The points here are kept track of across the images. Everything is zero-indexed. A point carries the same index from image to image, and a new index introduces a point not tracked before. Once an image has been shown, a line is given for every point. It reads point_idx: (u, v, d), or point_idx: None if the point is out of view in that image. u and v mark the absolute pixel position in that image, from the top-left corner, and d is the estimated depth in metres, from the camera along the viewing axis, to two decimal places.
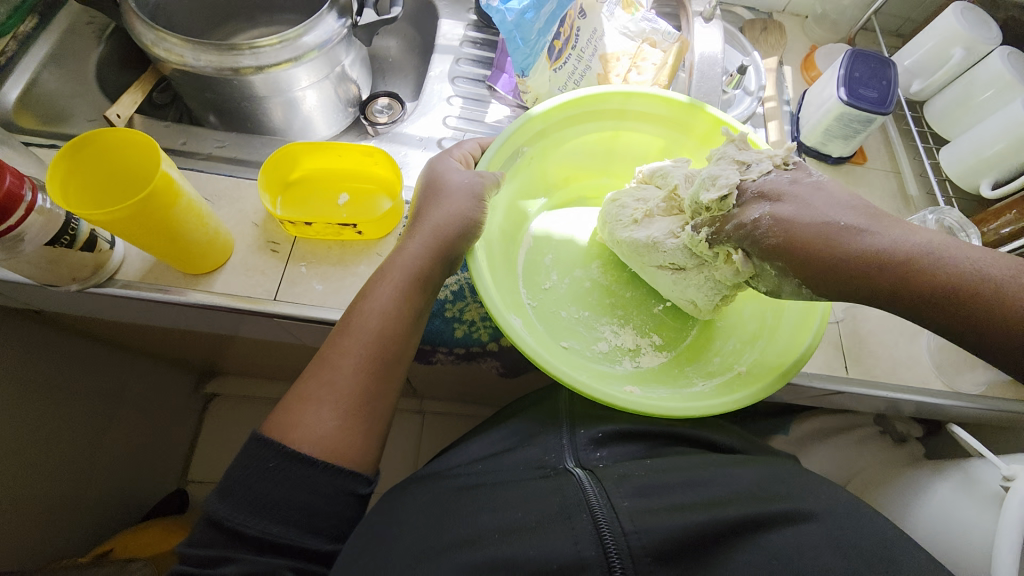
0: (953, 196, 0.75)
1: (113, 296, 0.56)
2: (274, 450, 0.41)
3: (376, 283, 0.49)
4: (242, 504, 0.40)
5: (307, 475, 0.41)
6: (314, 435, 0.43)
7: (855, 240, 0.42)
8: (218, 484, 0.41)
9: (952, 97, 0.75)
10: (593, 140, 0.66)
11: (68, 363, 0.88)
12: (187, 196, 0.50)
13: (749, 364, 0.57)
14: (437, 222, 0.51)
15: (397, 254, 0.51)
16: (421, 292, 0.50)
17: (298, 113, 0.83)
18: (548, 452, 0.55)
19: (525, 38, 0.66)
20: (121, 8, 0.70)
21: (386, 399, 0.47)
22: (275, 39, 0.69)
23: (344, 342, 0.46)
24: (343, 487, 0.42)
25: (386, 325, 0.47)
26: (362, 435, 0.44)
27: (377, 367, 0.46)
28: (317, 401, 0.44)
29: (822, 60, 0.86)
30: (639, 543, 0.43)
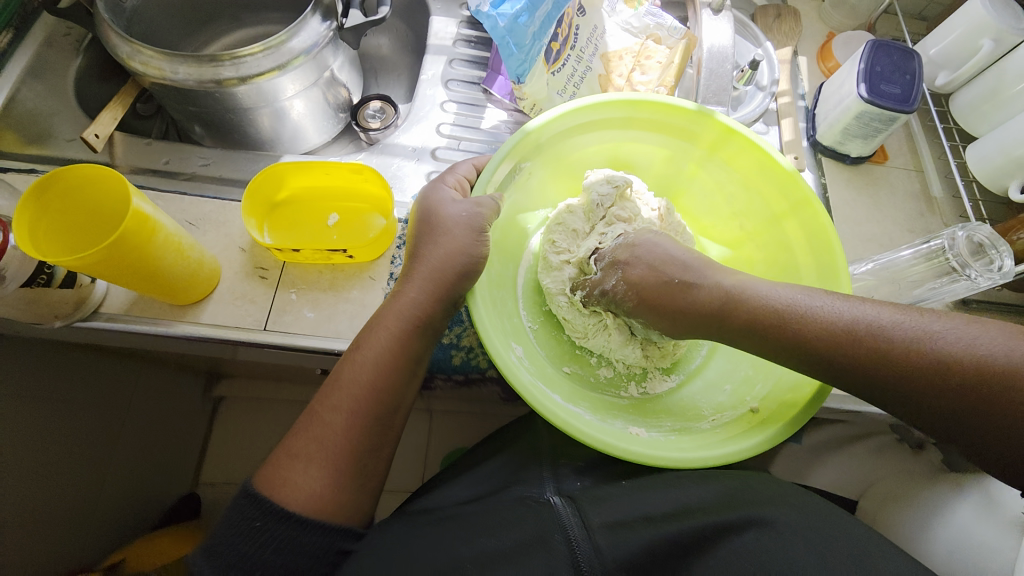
0: (980, 199, 0.70)
1: (99, 330, 0.55)
2: (263, 509, 0.40)
3: (371, 329, 0.47)
4: (227, 567, 0.39)
5: (294, 535, 0.40)
6: (304, 494, 0.41)
7: (689, 292, 0.47)
8: (203, 544, 0.40)
9: (979, 91, 0.69)
10: (596, 153, 0.63)
11: (69, 381, 0.88)
12: (163, 231, 0.47)
13: (762, 398, 0.52)
14: (435, 264, 0.48)
15: (394, 298, 0.48)
16: (416, 339, 0.47)
17: (287, 123, 0.79)
18: (529, 486, 0.53)
19: (519, 43, 0.60)
20: (95, 19, 0.66)
21: (380, 453, 0.45)
22: (257, 47, 0.66)
23: (335, 397, 0.44)
24: (332, 546, 0.41)
25: (379, 377, 0.45)
26: (354, 491, 0.43)
27: (370, 421, 0.44)
28: (307, 458, 0.42)
29: (840, 50, 0.80)
30: (611, 555, 0.44)
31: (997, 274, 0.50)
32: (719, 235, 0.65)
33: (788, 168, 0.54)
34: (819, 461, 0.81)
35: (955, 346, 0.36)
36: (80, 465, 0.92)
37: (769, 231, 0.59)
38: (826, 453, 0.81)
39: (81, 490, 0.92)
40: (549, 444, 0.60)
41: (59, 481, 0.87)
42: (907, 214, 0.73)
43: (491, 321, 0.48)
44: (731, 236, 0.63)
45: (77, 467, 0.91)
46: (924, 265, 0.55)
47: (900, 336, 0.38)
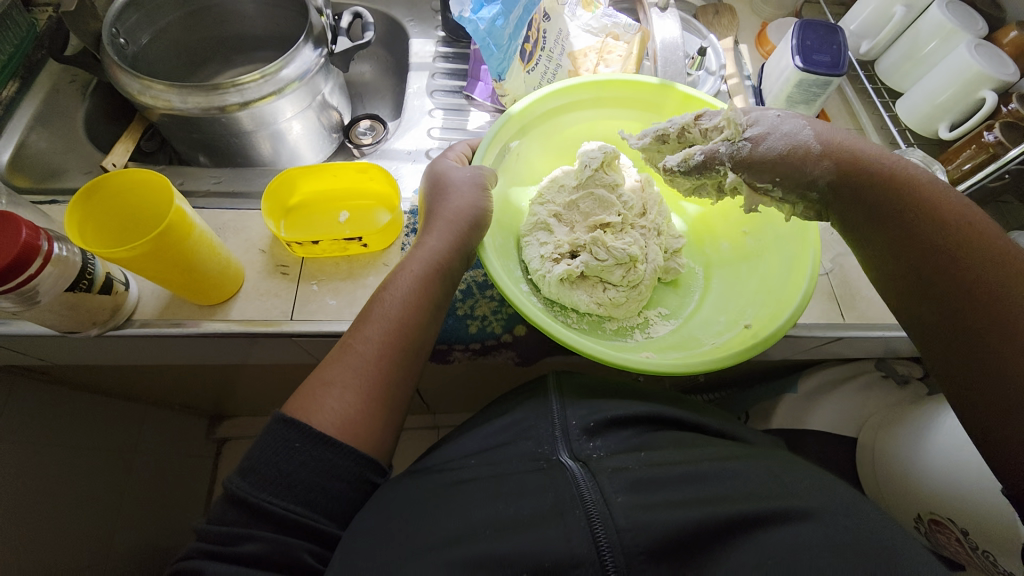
0: (915, 143, 0.79)
1: (133, 336, 0.58)
2: (300, 432, 0.44)
3: (397, 274, 0.52)
4: (264, 482, 0.42)
5: (329, 458, 0.44)
6: (336, 419, 0.45)
7: (895, 161, 0.50)
8: (240, 463, 0.43)
9: (900, 53, 0.80)
10: (576, 132, 0.70)
11: (79, 421, 0.88)
12: (198, 229, 0.51)
13: (754, 317, 0.58)
14: (449, 215, 0.54)
15: (417, 248, 0.53)
16: (438, 284, 0.52)
17: (286, 144, 0.85)
18: (541, 445, 0.56)
19: (498, 44, 0.68)
20: (104, 63, 0.72)
21: (403, 389, 0.49)
22: (256, 74, 0.72)
23: (367, 328, 0.49)
24: (362, 475, 0.45)
25: (406, 314, 0.50)
26: (381, 424, 0.47)
27: (397, 355, 0.49)
28: (340, 388, 0.46)
29: (774, 34, 0.91)
30: (632, 537, 0.44)
31: None
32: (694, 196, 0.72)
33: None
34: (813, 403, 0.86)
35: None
36: (95, 505, 0.91)
37: None
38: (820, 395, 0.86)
39: (94, 534, 0.90)
40: (558, 393, 0.63)
41: (75, 522, 0.86)
42: None
43: (501, 267, 0.54)
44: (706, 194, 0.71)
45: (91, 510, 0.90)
46: None
47: (1022, 269, 0.42)
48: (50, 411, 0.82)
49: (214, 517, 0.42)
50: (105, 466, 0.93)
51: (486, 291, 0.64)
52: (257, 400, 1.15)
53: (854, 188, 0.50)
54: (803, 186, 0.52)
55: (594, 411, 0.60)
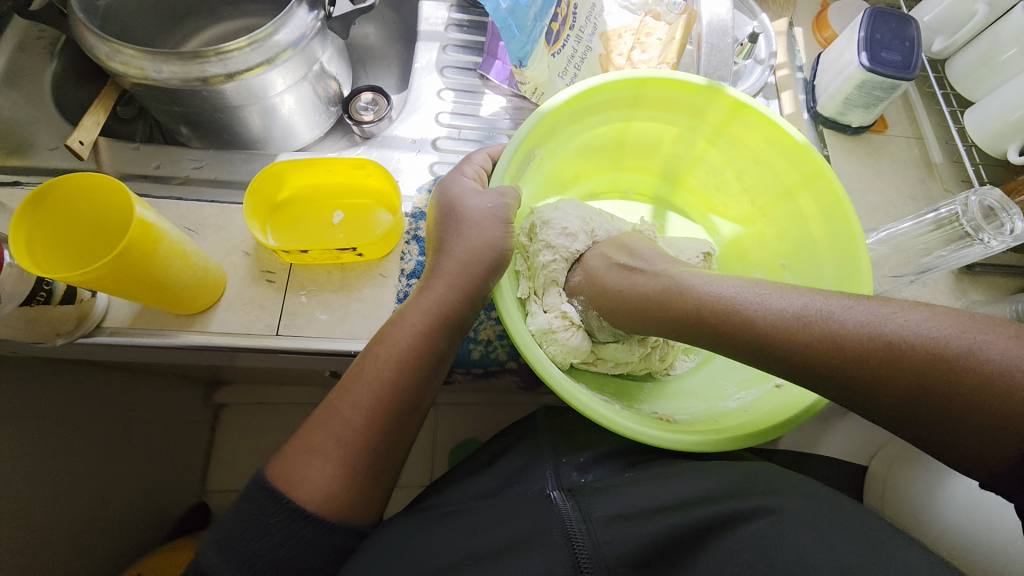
0: (980, 162, 0.71)
1: (104, 345, 0.53)
2: (278, 505, 0.40)
3: (396, 324, 0.46)
4: (237, 562, 0.38)
5: (308, 536, 0.40)
6: (317, 492, 0.41)
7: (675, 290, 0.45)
8: (213, 535, 0.40)
9: (976, 55, 0.69)
10: (605, 133, 0.62)
11: (66, 401, 0.84)
12: (167, 240, 0.45)
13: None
14: (462, 257, 0.48)
15: (421, 293, 0.48)
16: (445, 334, 0.47)
17: (277, 119, 0.76)
18: (532, 484, 0.54)
19: (521, 25, 0.58)
20: (70, 19, 0.63)
21: (396, 454, 0.45)
22: (243, 41, 0.63)
23: (355, 390, 0.44)
24: (342, 547, 0.42)
25: (402, 375, 0.44)
26: (366, 494, 0.43)
27: (390, 420, 0.44)
28: (324, 456, 0.42)
29: (837, 19, 0.79)
30: (613, 550, 0.44)
31: (1008, 237, 0.51)
32: (731, 213, 0.65)
33: (802, 141, 0.54)
34: (826, 430, 0.82)
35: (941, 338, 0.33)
36: (88, 482, 0.89)
37: (783, 204, 0.59)
38: (834, 421, 0.82)
39: (88, 510, 0.90)
40: (549, 431, 0.61)
41: (70, 499, 0.85)
42: (909, 181, 0.73)
43: (519, 319, 0.47)
44: (744, 213, 0.64)
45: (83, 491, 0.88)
46: (935, 232, 0.55)
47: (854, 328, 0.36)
48: (33, 393, 0.78)
49: None
50: (96, 443, 0.91)
51: (492, 312, 0.58)
52: (250, 377, 1.11)
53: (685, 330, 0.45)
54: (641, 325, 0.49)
55: (588, 447, 0.58)
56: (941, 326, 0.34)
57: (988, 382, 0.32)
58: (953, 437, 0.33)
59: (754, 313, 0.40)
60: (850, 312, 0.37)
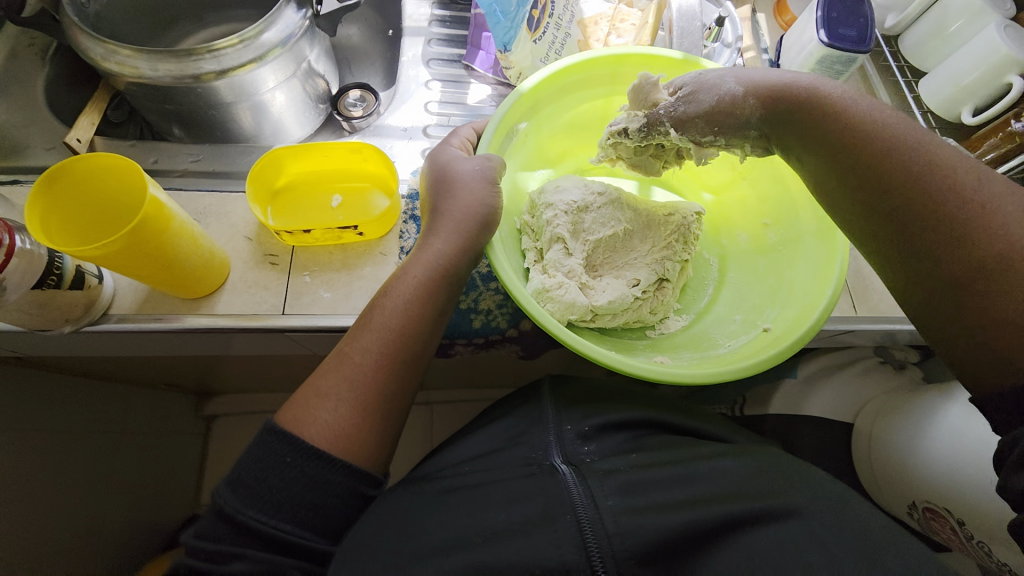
0: (937, 127, 0.76)
1: (110, 332, 0.53)
2: (292, 445, 0.41)
3: (400, 277, 0.48)
4: (254, 498, 0.40)
5: (324, 477, 0.41)
6: (330, 430, 0.43)
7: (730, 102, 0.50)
8: (228, 477, 0.42)
9: (926, 29, 0.75)
10: (588, 109, 0.66)
11: (60, 408, 0.83)
12: (178, 219, 0.47)
13: (773, 319, 0.57)
14: (456, 214, 0.50)
15: (421, 250, 0.50)
16: (445, 287, 0.49)
17: (269, 116, 0.78)
18: (534, 450, 0.55)
19: (505, 11, 0.63)
20: (63, 23, 0.64)
21: (402, 399, 0.46)
22: (234, 38, 0.65)
23: (364, 337, 0.46)
24: (356, 491, 0.43)
25: (406, 322, 0.47)
26: (376, 437, 0.44)
27: (398, 363, 0.46)
28: (335, 400, 0.44)
29: (795, 3, 0.85)
30: (622, 543, 0.43)
31: None
32: (713, 182, 0.70)
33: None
34: (812, 390, 0.86)
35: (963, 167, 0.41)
36: (82, 492, 0.87)
37: (760, 166, 0.64)
38: (818, 382, 0.86)
39: (83, 520, 0.87)
40: (553, 402, 0.61)
41: (64, 509, 0.83)
42: None
43: (507, 267, 0.51)
44: (726, 181, 0.69)
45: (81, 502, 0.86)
46: None
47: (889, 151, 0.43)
48: (33, 400, 0.77)
49: (202, 530, 0.40)
50: (90, 453, 0.89)
51: (490, 283, 0.60)
52: (243, 381, 1.10)
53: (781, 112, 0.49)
54: (739, 128, 0.51)
55: (589, 416, 0.58)
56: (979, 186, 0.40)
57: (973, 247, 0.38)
58: (994, 304, 0.37)
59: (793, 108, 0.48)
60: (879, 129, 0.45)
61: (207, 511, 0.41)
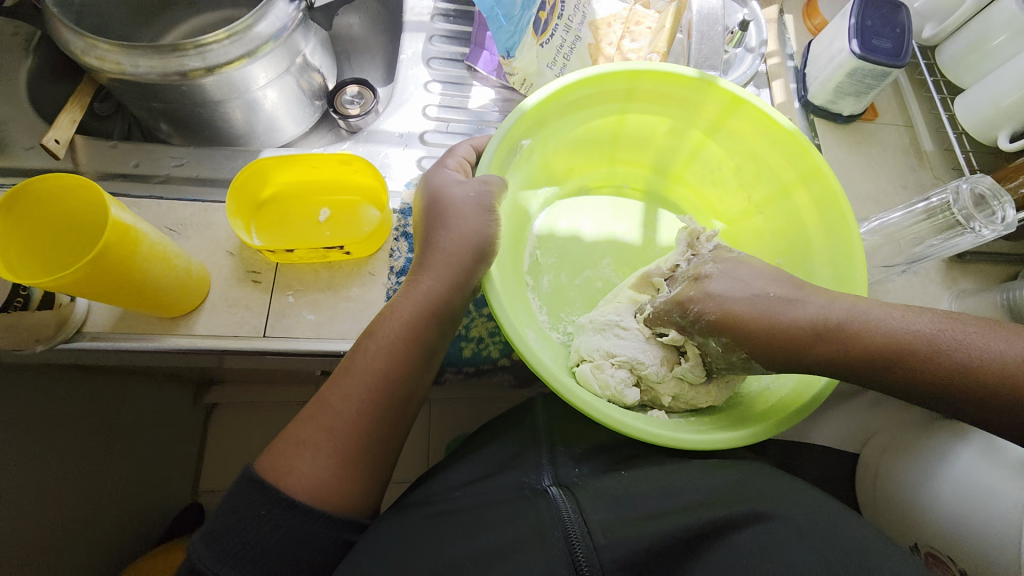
0: (970, 150, 0.70)
1: (84, 350, 0.51)
2: (269, 496, 0.39)
3: (384, 317, 0.46)
4: (228, 554, 0.38)
5: (302, 528, 0.39)
6: (311, 481, 0.40)
7: (789, 310, 0.44)
8: (204, 529, 0.39)
9: (965, 43, 0.69)
10: (599, 125, 0.63)
11: (59, 404, 0.82)
12: (148, 241, 0.44)
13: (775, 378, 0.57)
14: (449, 249, 0.47)
15: (409, 288, 0.47)
16: (435, 325, 0.46)
17: (261, 114, 0.74)
18: (527, 473, 0.52)
19: (508, 15, 0.57)
20: (42, 14, 0.60)
21: (391, 443, 0.44)
22: (222, 33, 0.60)
23: (345, 382, 0.43)
24: (338, 537, 0.41)
25: (391, 366, 0.44)
26: (359, 485, 0.42)
27: (383, 409, 0.43)
28: (314, 447, 0.41)
29: (827, 6, 0.78)
30: (611, 557, 0.42)
31: (1000, 225, 0.51)
32: (726, 210, 0.68)
33: (799, 139, 0.56)
34: (818, 418, 0.82)
35: None
36: (81, 486, 0.87)
37: (780, 201, 0.62)
38: (825, 410, 0.83)
39: (81, 514, 0.87)
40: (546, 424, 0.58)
41: (61, 505, 0.82)
42: (899, 170, 0.73)
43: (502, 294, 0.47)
44: (740, 209, 0.67)
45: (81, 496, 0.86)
46: (926, 221, 0.56)
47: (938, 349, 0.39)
48: (24, 398, 0.76)
49: None
50: (87, 448, 0.88)
51: (483, 308, 0.57)
52: (239, 376, 1.08)
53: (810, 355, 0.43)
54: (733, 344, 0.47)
55: (579, 440, 0.56)
56: None
57: None
58: None
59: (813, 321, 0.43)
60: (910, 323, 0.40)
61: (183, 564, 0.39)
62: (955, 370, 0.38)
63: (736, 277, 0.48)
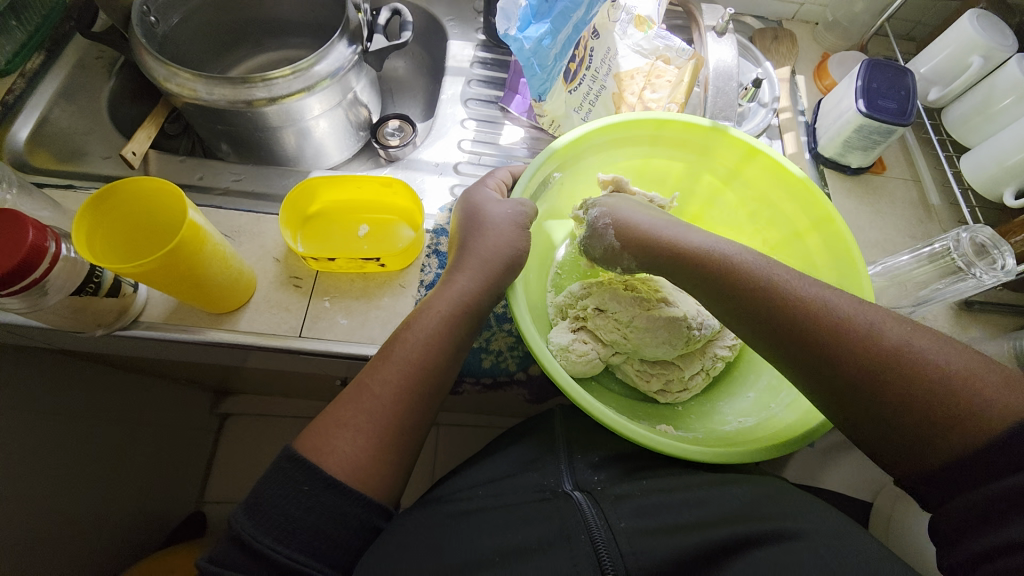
0: (976, 205, 0.73)
1: (138, 338, 0.56)
2: (311, 474, 0.42)
3: (422, 312, 0.49)
4: (269, 526, 0.40)
5: (338, 505, 0.42)
6: (351, 462, 0.43)
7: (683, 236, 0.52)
8: (246, 502, 0.42)
9: (970, 105, 0.74)
10: (628, 164, 0.69)
11: (94, 397, 0.85)
12: (212, 242, 0.49)
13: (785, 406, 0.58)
14: (483, 254, 0.52)
15: (445, 287, 0.51)
16: (467, 322, 0.50)
17: (311, 140, 0.82)
18: (547, 476, 0.54)
19: (542, 64, 0.67)
20: (133, 43, 0.69)
21: (417, 435, 0.47)
22: (287, 70, 0.69)
23: (383, 369, 0.47)
24: (368, 522, 0.43)
25: (426, 356, 0.47)
26: (387, 471, 0.44)
27: (414, 399, 0.46)
28: (355, 431, 0.44)
29: (836, 69, 0.85)
30: (635, 561, 0.43)
31: (1001, 271, 0.53)
32: (741, 249, 0.72)
33: (811, 188, 0.60)
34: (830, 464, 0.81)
35: (895, 338, 0.40)
36: (102, 481, 0.89)
37: (793, 244, 0.66)
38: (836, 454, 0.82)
39: (98, 509, 0.89)
40: (564, 430, 0.59)
41: (83, 496, 0.85)
42: (907, 221, 0.76)
43: (529, 313, 0.51)
44: (757, 250, 0.71)
45: (103, 491, 0.89)
46: (931, 265, 0.59)
47: (804, 298, 0.45)
48: (70, 389, 0.80)
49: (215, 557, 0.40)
50: (112, 442, 0.91)
51: (504, 324, 0.61)
52: (260, 385, 1.10)
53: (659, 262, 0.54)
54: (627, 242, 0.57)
55: (596, 447, 0.57)
56: (899, 333, 0.41)
57: (939, 396, 0.38)
58: (929, 449, 0.38)
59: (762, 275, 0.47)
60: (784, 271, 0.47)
61: (222, 535, 0.41)
62: (828, 321, 0.43)
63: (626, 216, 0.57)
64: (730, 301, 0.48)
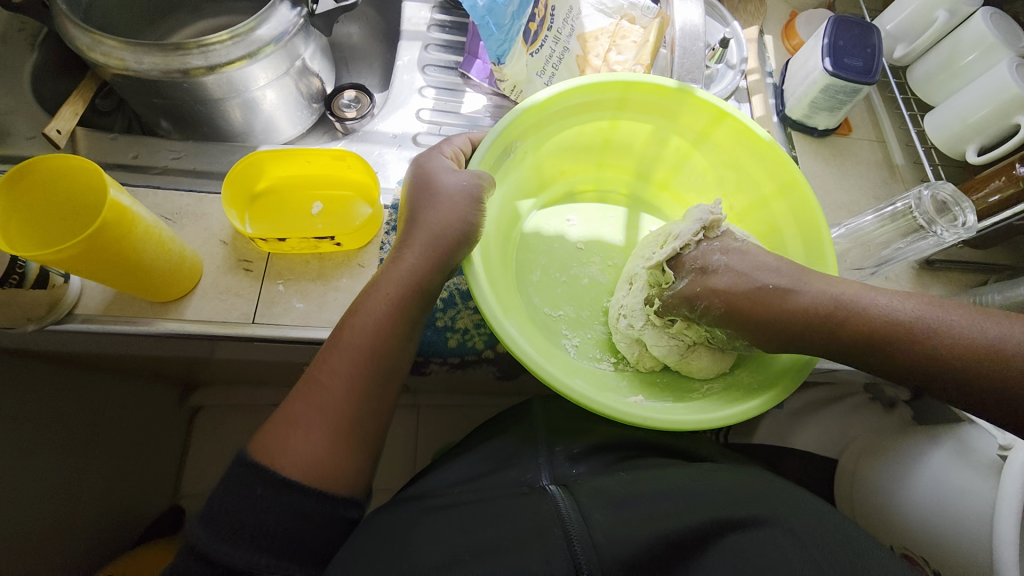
0: (939, 163, 0.74)
1: (76, 332, 0.52)
2: (264, 476, 0.40)
3: (369, 294, 0.47)
4: (225, 531, 0.38)
5: (296, 503, 0.40)
6: (306, 461, 0.41)
7: (787, 300, 0.47)
8: (200, 512, 0.39)
9: (935, 62, 0.73)
10: (593, 129, 0.66)
11: (50, 396, 0.81)
12: (143, 223, 0.46)
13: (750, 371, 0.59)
14: (433, 227, 0.49)
15: (393, 265, 0.48)
16: (420, 301, 0.48)
17: (259, 114, 0.77)
18: (525, 472, 0.53)
19: (499, 23, 0.60)
20: (52, 11, 0.63)
21: (378, 422, 0.45)
22: (224, 35, 0.63)
23: (333, 360, 0.45)
24: (335, 514, 0.41)
25: (378, 342, 0.45)
26: (350, 463, 0.43)
27: (370, 386, 0.45)
28: (307, 426, 0.42)
29: (804, 28, 0.83)
30: (612, 554, 0.42)
31: (961, 228, 0.54)
32: None
33: (777, 150, 0.60)
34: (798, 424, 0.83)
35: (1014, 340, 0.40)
36: (68, 480, 0.85)
37: (759, 209, 0.65)
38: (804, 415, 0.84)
39: (66, 510, 0.85)
40: (543, 420, 0.60)
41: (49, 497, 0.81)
42: (873, 182, 0.76)
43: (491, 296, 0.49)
44: None
45: (69, 491, 0.85)
46: (893, 224, 0.59)
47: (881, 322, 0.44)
48: (20, 389, 0.76)
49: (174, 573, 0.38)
50: (75, 441, 0.86)
51: (469, 301, 0.59)
52: (230, 375, 1.06)
53: (784, 336, 0.47)
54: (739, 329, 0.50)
55: (577, 436, 0.57)
56: None
57: None
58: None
59: (864, 320, 0.44)
60: (856, 292, 0.46)
61: (179, 548, 0.39)
62: (923, 353, 0.42)
63: (743, 269, 0.51)
64: (835, 352, 0.45)
